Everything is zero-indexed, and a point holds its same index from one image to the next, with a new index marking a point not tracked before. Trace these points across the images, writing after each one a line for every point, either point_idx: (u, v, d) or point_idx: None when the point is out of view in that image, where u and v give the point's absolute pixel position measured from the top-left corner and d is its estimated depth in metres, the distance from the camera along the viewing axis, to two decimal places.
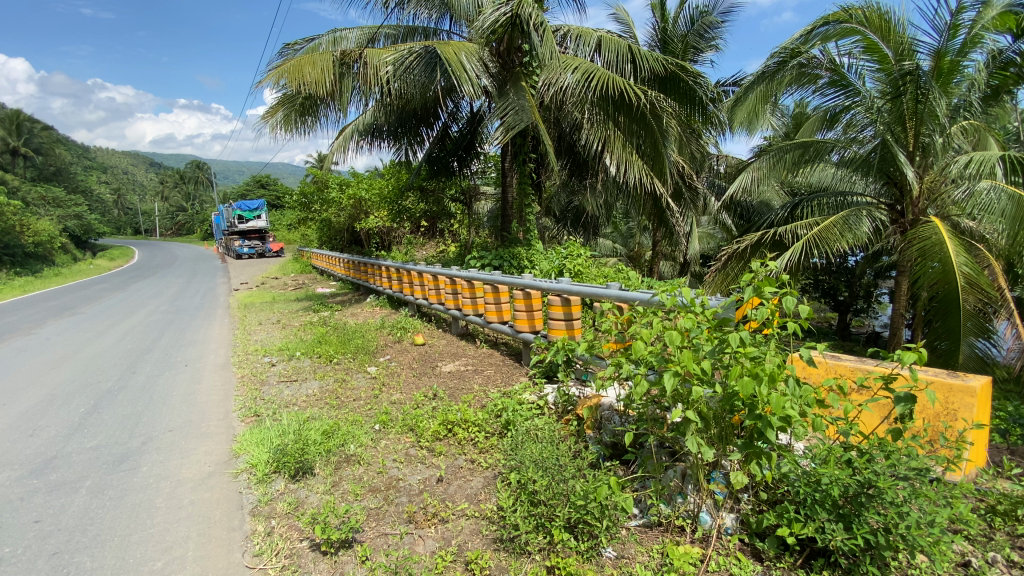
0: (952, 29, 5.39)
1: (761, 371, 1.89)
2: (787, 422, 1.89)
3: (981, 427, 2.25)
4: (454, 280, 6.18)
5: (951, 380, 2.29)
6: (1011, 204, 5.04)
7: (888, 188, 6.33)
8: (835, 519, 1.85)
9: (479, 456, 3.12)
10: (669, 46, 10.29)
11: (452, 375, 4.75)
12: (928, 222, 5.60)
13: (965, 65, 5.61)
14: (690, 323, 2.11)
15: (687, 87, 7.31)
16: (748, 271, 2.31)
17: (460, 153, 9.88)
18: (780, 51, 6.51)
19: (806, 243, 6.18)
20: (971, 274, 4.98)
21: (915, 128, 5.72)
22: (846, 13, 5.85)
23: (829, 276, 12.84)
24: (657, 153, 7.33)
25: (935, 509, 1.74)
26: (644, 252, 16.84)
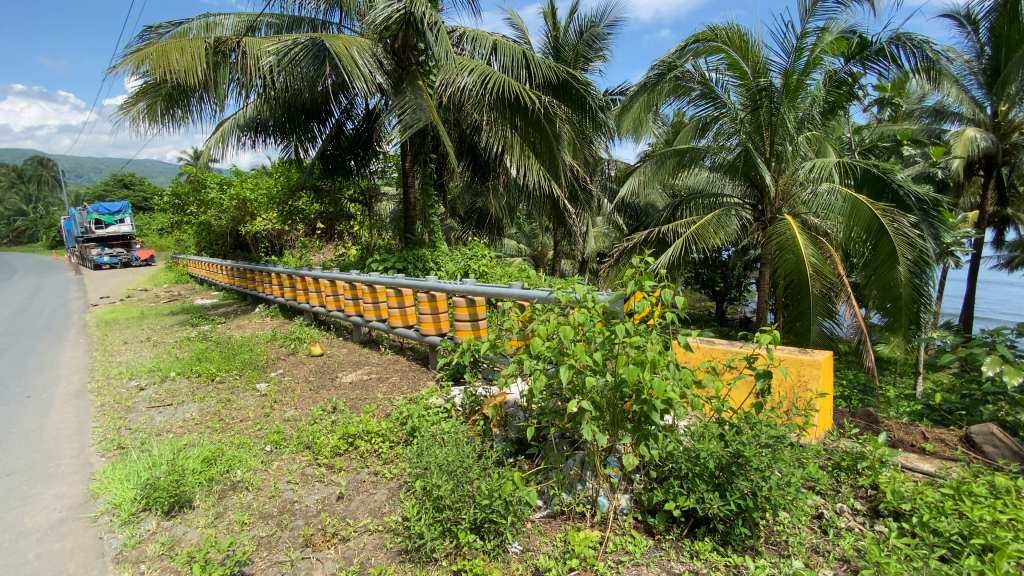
0: (797, 51, 6.25)
1: (645, 358, 2.04)
2: (669, 405, 2.05)
3: (827, 394, 2.60)
4: (354, 285, 5.90)
5: (802, 356, 2.64)
6: (845, 203, 6.02)
7: (751, 190, 7.21)
8: (712, 489, 2.02)
9: (383, 467, 3.01)
10: (561, 54, 10.77)
11: (353, 386, 4.51)
12: (782, 219, 6.41)
13: (809, 82, 6.49)
14: (582, 318, 2.24)
15: (579, 94, 7.69)
16: (631, 266, 2.47)
17: (358, 152, 9.48)
18: (660, 64, 7.10)
19: (686, 239, 6.83)
20: (817, 264, 5.85)
21: (771, 137, 6.56)
22: (712, 32, 6.53)
23: (707, 269, 14.38)
24: (552, 156, 7.61)
25: (791, 471, 1.99)
26: (546, 252, 17.46)
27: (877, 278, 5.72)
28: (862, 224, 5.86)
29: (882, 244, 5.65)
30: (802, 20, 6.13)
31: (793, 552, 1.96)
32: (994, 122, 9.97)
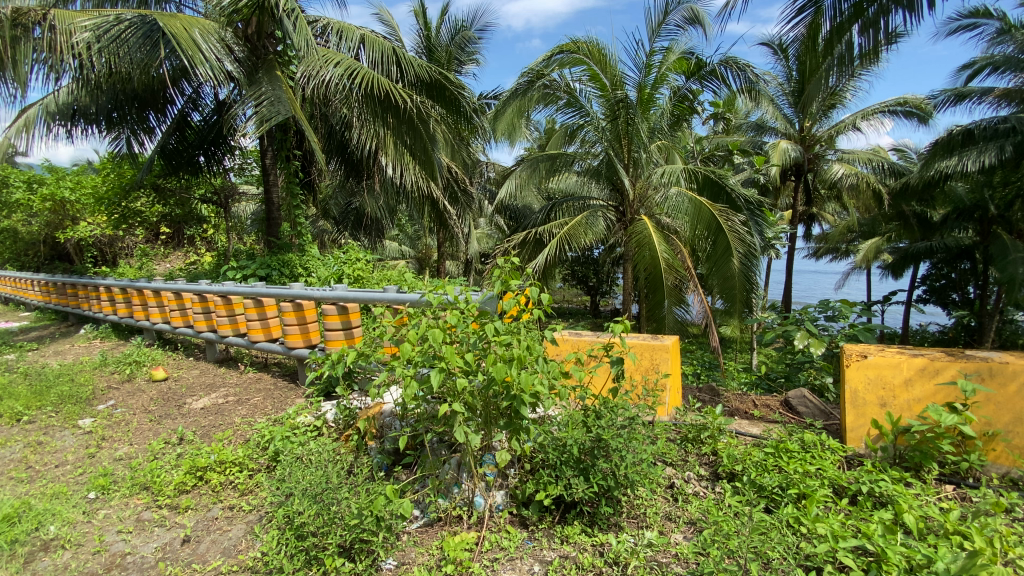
0: (647, 68, 6.90)
1: (512, 355, 2.08)
2: (537, 398, 2.11)
3: (674, 374, 2.91)
4: (204, 297, 5.23)
5: (654, 342, 2.91)
6: (690, 205, 6.80)
7: (614, 193, 7.84)
8: (578, 474, 2.13)
9: (240, 500, 2.70)
10: (433, 54, 10.68)
11: (206, 412, 3.99)
12: (639, 220, 7.06)
13: (657, 96, 7.20)
14: (453, 320, 2.23)
15: (453, 96, 7.69)
16: (497, 266, 2.52)
17: (208, 146, 8.48)
18: (529, 71, 7.37)
19: (560, 239, 7.21)
20: (669, 258, 6.53)
21: (628, 145, 7.17)
22: (574, 45, 6.94)
23: (582, 266, 15.75)
24: (427, 156, 7.50)
25: (644, 447, 2.16)
26: (430, 253, 17.25)
27: (717, 269, 6.57)
28: (704, 223, 6.67)
29: (720, 240, 6.50)
30: (650, 40, 6.79)
31: (650, 523, 2.12)
32: (800, 136, 12.03)
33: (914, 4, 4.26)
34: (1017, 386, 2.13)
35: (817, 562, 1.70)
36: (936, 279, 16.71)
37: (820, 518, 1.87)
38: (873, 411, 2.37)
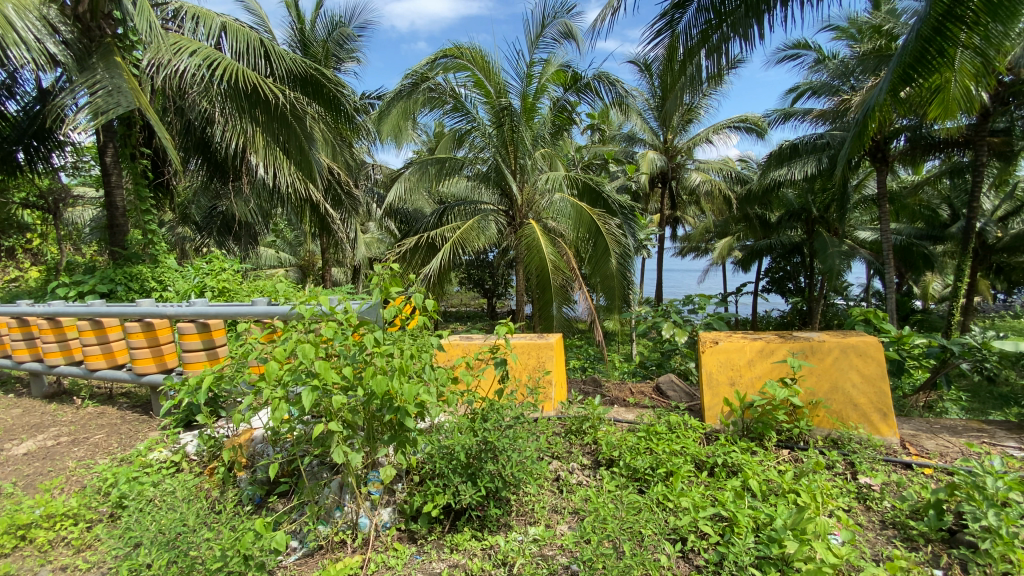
0: (528, 77, 7.15)
1: (393, 365, 1.98)
2: (422, 407, 2.05)
3: (557, 371, 3.03)
4: (23, 320, 4.36)
5: (538, 341, 3.02)
6: (573, 209, 7.17)
7: (503, 198, 8.00)
8: (465, 479, 2.12)
9: (76, 559, 2.29)
10: (309, 49, 10.04)
11: (30, 458, 3.33)
12: (528, 224, 7.29)
13: (539, 106, 7.50)
14: (329, 333, 2.09)
15: (331, 94, 7.29)
16: (374, 274, 2.41)
17: (29, 141, 7.11)
18: (412, 73, 7.24)
19: (452, 244, 7.17)
20: (555, 260, 6.87)
21: (514, 152, 7.37)
22: (457, 50, 6.95)
23: (476, 269, 15.88)
24: (304, 155, 7.02)
25: (529, 445, 2.21)
26: (314, 261, 16.20)
27: (598, 268, 7.05)
28: (585, 226, 7.09)
29: (600, 242, 6.98)
30: (530, 51, 7.05)
31: (536, 518, 2.17)
32: (664, 147, 13.40)
33: (747, 36, 4.92)
34: (832, 360, 2.49)
35: (683, 532, 1.82)
36: (774, 272, 19.53)
37: (684, 492, 2.02)
38: (725, 391, 2.65)
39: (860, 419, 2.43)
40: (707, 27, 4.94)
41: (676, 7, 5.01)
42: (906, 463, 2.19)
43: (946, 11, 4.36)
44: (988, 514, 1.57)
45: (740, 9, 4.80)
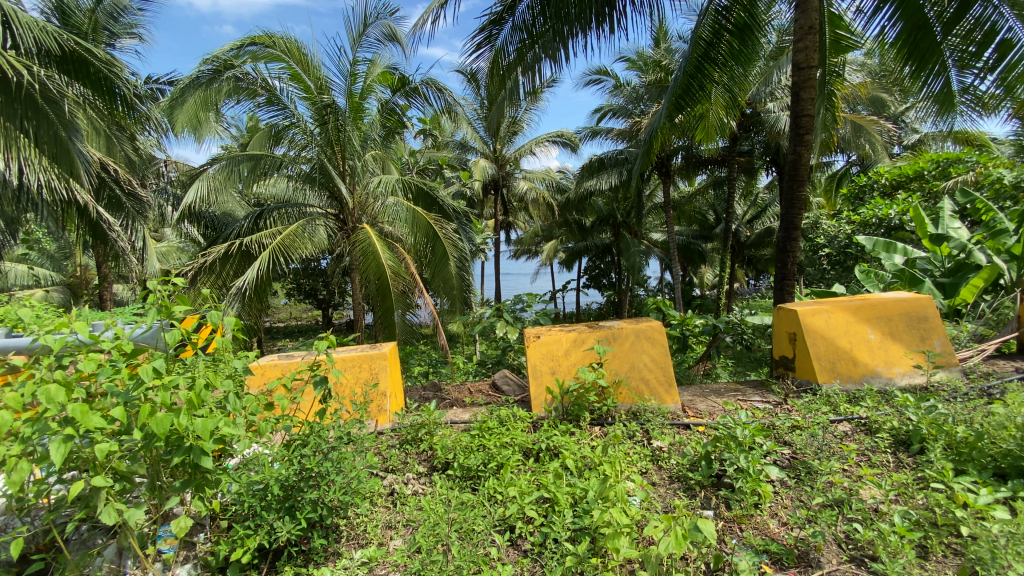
0: (352, 76, 6.79)
1: (180, 400, 1.66)
2: (223, 442, 1.77)
3: (392, 381, 2.94)
4: None
5: (370, 351, 2.90)
6: (408, 214, 7.01)
7: (331, 201, 7.49)
8: (282, 515, 1.89)
9: None
10: (69, 18, 8.08)
11: None
12: (361, 229, 6.95)
13: (366, 107, 7.19)
14: (93, 367, 1.68)
15: (102, 74, 5.94)
16: (152, 290, 1.99)
17: None
18: (212, 59, 6.32)
19: (273, 251, 6.44)
20: (393, 267, 6.66)
21: (341, 152, 6.95)
22: (269, 39, 6.25)
23: (307, 279, 14.66)
24: (63, 148, 5.54)
25: (356, 463, 2.06)
26: (89, 277, 13.18)
27: (437, 273, 7.06)
28: (421, 231, 7.02)
29: (437, 247, 7.02)
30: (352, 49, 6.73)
31: (368, 538, 2.01)
32: (493, 155, 14.07)
33: (556, 58, 5.40)
34: (629, 343, 2.88)
35: (510, 521, 1.87)
36: (592, 269, 21.92)
37: (513, 481, 2.07)
38: (548, 381, 2.82)
39: (652, 392, 2.80)
40: (521, 46, 5.30)
41: (493, 24, 5.30)
42: (686, 424, 2.56)
43: (702, 54, 5.44)
44: (740, 457, 1.93)
45: (549, 33, 5.24)
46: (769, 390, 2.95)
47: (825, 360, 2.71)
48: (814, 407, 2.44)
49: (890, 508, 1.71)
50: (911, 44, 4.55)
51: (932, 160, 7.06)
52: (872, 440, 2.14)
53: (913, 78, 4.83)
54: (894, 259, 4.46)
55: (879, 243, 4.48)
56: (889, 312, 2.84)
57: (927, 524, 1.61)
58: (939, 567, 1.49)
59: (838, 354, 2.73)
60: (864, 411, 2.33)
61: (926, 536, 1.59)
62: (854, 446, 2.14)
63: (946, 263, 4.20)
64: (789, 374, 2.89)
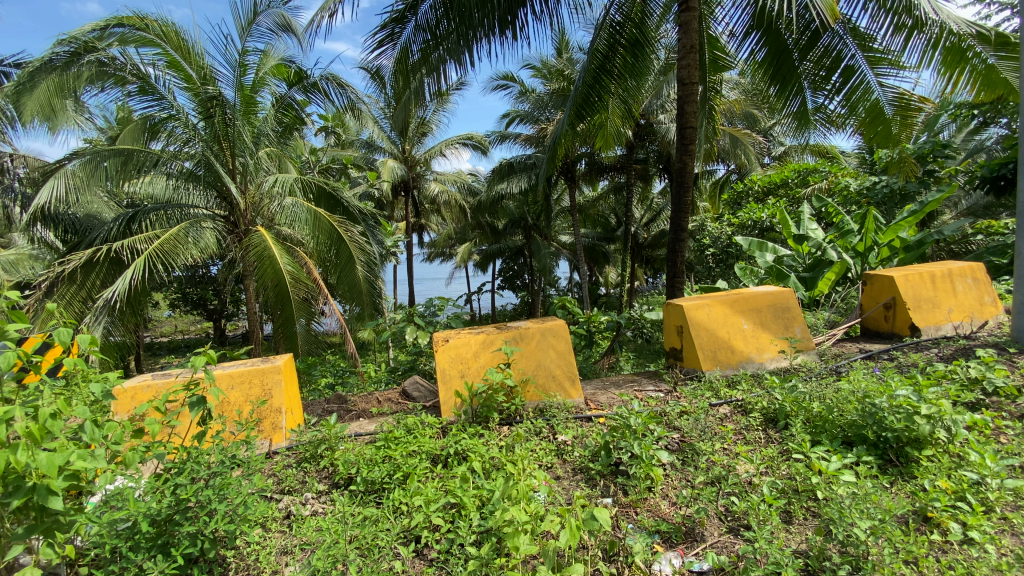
0: (241, 67, 6.26)
1: (16, 435, 1.41)
2: (76, 479, 1.52)
3: (288, 395, 2.76)
4: None
5: (262, 365, 2.70)
6: (308, 215, 6.60)
7: (220, 202, 6.85)
8: (154, 554, 1.68)
9: None
10: None
11: None
12: (255, 231, 6.43)
13: (259, 100, 6.67)
14: None
15: None
16: None
17: None
18: (69, 39, 5.50)
19: (149, 257, 5.73)
20: (293, 272, 6.24)
21: (230, 149, 6.37)
22: (141, 21, 5.58)
23: (194, 288, 13.29)
24: None
25: (243, 488, 1.88)
26: None
27: (342, 278, 6.73)
28: (323, 233, 6.66)
29: (342, 250, 6.69)
30: (240, 38, 6.21)
31: (258, 568, 1.82)
32: (402, 156, 13.74)
33: (461, 61, 5.40)
34: (536, 342, 2.90)
35: (415, 531, 1.82)
36: (505, 271, 22.21)
37: (419, 490, 2.02)
38: (456, 384, 2.73)
39: (558, 387, 2.84)
40: (425, 46, 5.23)
41: (395, 22, 5.17)
42: (589, 417, 2.65)
43: (599, 66, 5.74)
44: (634, 444, 2.06)
45: (453, 35, 5.22)
46: (661, 379, 3.19)
47: (708, 350, 2.97)
48: (699, 393, 2.67)
49: (761, 479, 1.90)
50: (775, 65, 5.18)
51: (795, 170, 8.03)
52: (747, 420, 2.38)
53: (778, 97, 5.45)
54: (766, 257, 4.93)
55: (754, 242, 4.93)
56: (758, 304, 3.19)
57: (790, 491, 1.82)
58: (800, 528, 1.69)
59: (718, 345, 3.00)
60: (740, 394, 2.58)
61: (790, 502, 1.80)
62: (732, 426, 2.36)
63: (806, 260, 4.80)
64: (678, 364, 3.13)
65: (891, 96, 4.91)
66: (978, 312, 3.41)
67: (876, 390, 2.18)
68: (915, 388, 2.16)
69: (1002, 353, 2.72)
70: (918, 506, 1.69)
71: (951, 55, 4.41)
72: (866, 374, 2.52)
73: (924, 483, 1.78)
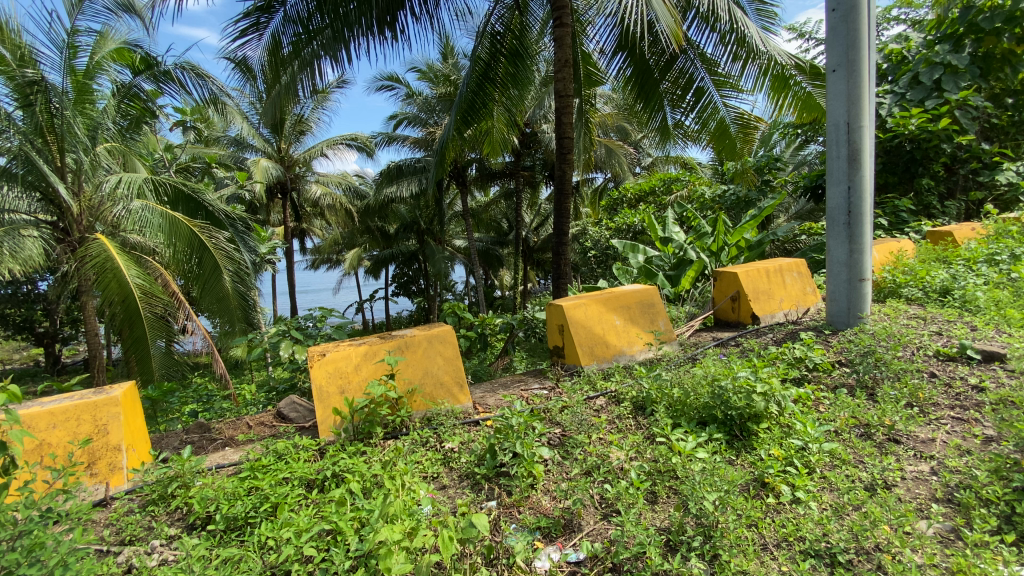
0: (71, 49, 5.35)
1: None
2: None
3: (131, 432, 2.39)
4: None
5: (96, 398, 2.32)
6: (162, 220, 5.82)
7: (45, 205, 5.78)
8: None
9: None
10: None
11: None
12: (94, 239, 5.55)
13: (97, 88, 5.77)
14: None
15: None
16: None
17: None
18: None
19: None
20: (145, 286, 5.43)
21: (57, 144, 5.44)
22: None
23: (15, 307, 11.09)
24: None
25: (67, 543, 1.58)
26: None
27: (207, 291, 6.01)
28: (181, 241, 5.90)
29: (206, 259, 5.97)
30: (68, 15, 5.30)
31: None
32: (278, 156, 12.76)
33: (337, 59, 5.12)
34: (422, 350, 2.77)
35: (285, 566, 1.66)
36: (398, 277, 21.62)
37: (289, 520, 1.84)
38: (334, 401, 2.55)
39: (446, 394, 2.75)
40: (296, 40, 4.87)
41: (260, 11, 4.73)
42: (476, 421, 2.64)
43: (482, 73, 5.82)
44: (516, 444, 2.10)
45: (327, 30, 4.94)
46: (545, 376, 3.31)
47: (585, 345, 3.14)
48: (578, 388, 2.82)
49: (631, 465, 2.05)
50: (640, 83, 5.70)
51: (661, 179, 8.86)
52: (620, 410, 2.56)
53: (645, 112, 5.96)
54: (638, 258, 5.35)
55: (627, 244, 5.30)
56: (628, 302, 3.45)
57: (655, 473, 1.99)
58: (663, 506, 1.84)
59: (595, 340, 3.19)
60: (614, 387, 2.76)
61: (654, 484, 1.95)
62: (606, 416, 2.52)
63: (671, 260, 5.30)
64: (560, 361, 3.27)
65: (734, 115, 5.61)
66: (803, 300, 4.01)
67: (722, 373, 2.46)
68: (752, 369, 2.49)
69: (819, 334, 3.22)
70: (757, 474, 1.94)
71: (777, 81, 5.14)
72: (716, 360, 2.85)
73: (762, 453, 2.04)
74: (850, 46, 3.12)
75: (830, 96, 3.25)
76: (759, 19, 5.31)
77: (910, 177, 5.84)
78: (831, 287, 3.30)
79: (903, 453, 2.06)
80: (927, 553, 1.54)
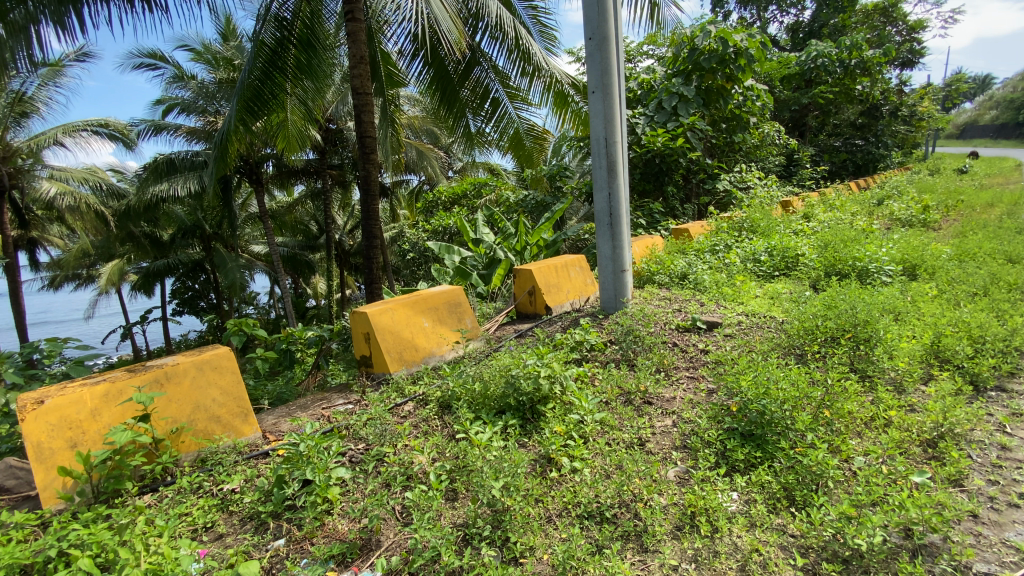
0: None
1: None
2: None
3: None
4: None
5: None
6: None
7: None
8: None
9: None
10: None
11: None
12: None
13: None
14: None
15: None
16: None
17: None
18: None
19: None
20: None
21: None
22: None
23: None
24: None
25: None
26: None
27: None
28: None
29: None
30: None
31: None
32: None
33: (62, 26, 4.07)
34: (190, 380, 2.37)
35: None
36: (180, 292, 18.46)
37: None
38: (62, 458, 2.02)
39: (225, 429, 2.41)
40: None
41: None
42: (264, 452, 2.36)
43: (268, 61, 5.24)
44: (307, 470, 1.93)
45: None
46: (351, 389, 3.14)
47: (393, 352, 3.08)
48: (385, 396, 2.74)
49: (430, 467, 2.08)
50: (439, 88, 5.80)
51: (471, 184, 9.25)
52: (425, 412, 2.58)
53: (446, 115, 6.09)
54: (453, 259, 5.44)
55: (441, 246, 5.34)
56: (435, 303, 3.48)
57: (453, 470, 2.04)
58: (459, 502, 1.91)
59: (403, 345, 3.15)
60: (422, 390, 2.77)
61: (452, 480, 2.01)
62: (410, 422, 2.51)
63: (484, 259, 5.49)
64: (368, 371, 3.14)
65: (526, 127, 6.13)
66: (584, 291, 4.57)
67: (514, 363, 2.65)
68: (538, 357, 2.74)
69: (595, 319, 3.72)
70: (543, 452, 2.14)
71: (559, 98, 5.78)
72: (511, 352, 3.06)
73: (546, 432, 2.26)
74: (603, 71, 3.65)
75: (592, 113, 3.75)
76: (542, 39, 5.86)
77: (661, 185, 7.13)
78: (601, 279, 3.83)
79: (654, 412, 2.51)
80: (668, 494, 1.89)
